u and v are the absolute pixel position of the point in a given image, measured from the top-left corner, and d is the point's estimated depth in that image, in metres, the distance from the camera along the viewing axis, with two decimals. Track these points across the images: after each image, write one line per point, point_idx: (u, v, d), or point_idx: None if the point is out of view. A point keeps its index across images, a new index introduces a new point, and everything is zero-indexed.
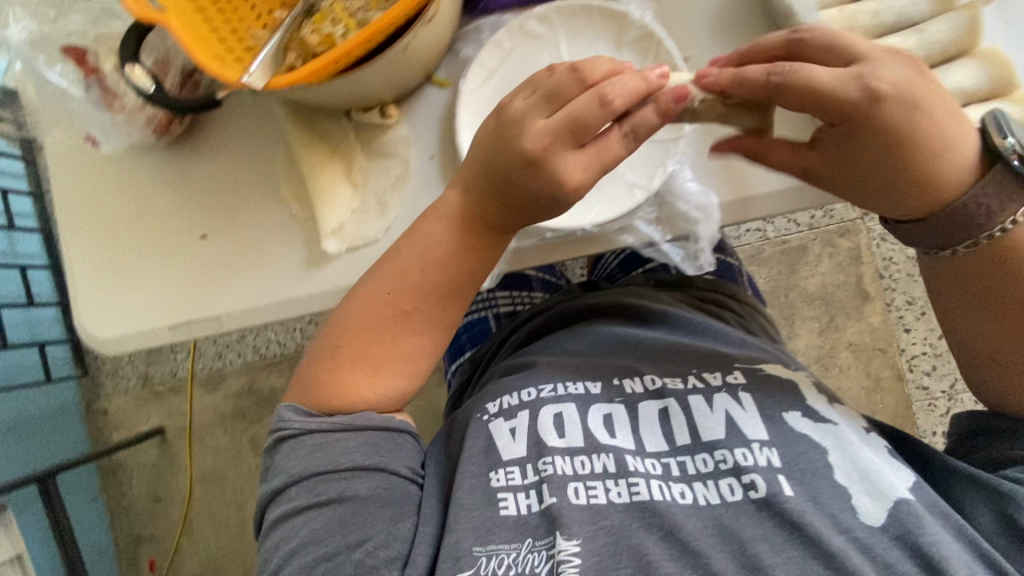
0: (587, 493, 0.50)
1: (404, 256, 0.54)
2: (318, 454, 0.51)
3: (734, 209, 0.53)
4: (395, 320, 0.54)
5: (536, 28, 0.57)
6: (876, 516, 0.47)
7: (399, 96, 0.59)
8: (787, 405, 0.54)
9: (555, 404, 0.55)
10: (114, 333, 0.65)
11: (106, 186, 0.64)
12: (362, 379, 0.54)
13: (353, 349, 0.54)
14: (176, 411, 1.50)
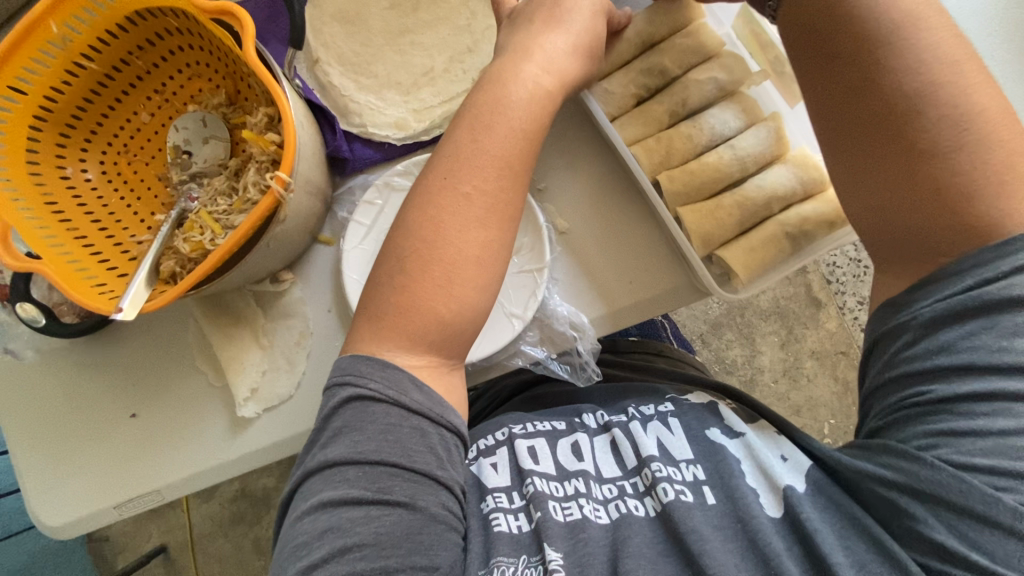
0: (564, 510, 0.50)
1: (469, 144, 0.49)
2: (361, 439, 0.44)
3: (606, 322, 0.57)
4: (457, 263, 0.48)
5: (402, 181, 0.61)
6: (778, 506, 0.48)
7: (290, 261, 0.63)
8: (706, 424, 0.56)
9: (526, 439, 0.57)
10: (63, 520, 0.67)
11: (42, 381, 0.69)
12: (437, 293, 0.47)
13: (421, 274, 0.47)
14: (176, 526, 1.56)
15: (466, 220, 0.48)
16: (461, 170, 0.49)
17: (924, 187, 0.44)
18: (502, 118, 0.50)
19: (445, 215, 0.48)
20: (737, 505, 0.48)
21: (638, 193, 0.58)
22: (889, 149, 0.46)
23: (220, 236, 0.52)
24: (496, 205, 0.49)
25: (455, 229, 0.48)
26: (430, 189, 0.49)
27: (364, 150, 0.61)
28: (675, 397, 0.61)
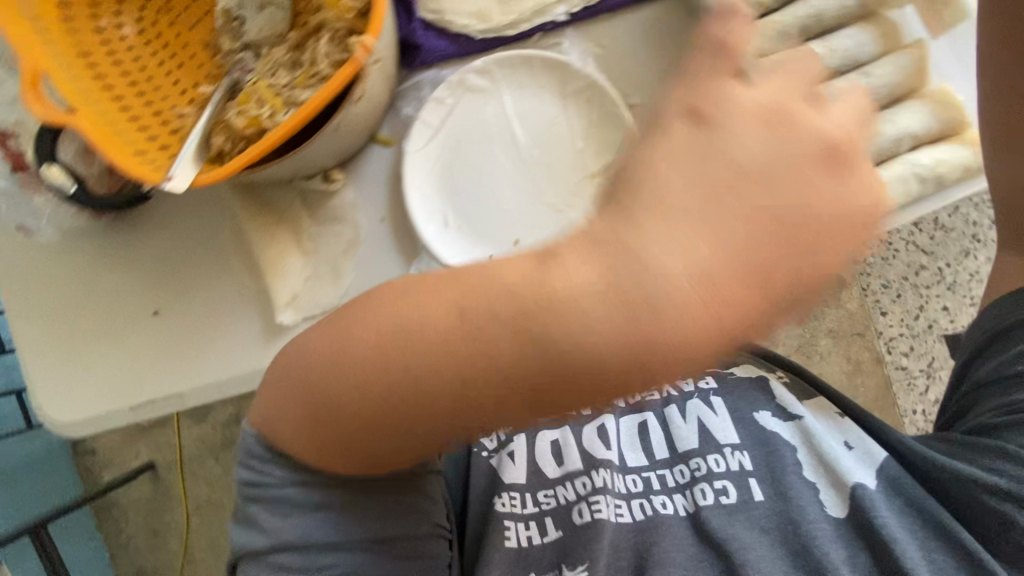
0: (590, 510, 0.56)
1: (354, 376, 0.31)
2: (315, 515, 0.38)
3: None
4: (383, 404, 0.31)
5: (479, 81, 0.54)
6: (840, 507, 0.54)
7: (342, 160, 0.57)
8: (755, 407, 0.63)
9: (551, 432, 0.62)
10: (72, 418, 0.63)
11: (50, 268, 0.62)
12: (384, 440, 0.33)
13: (345, 446, 0.34)
14: (165, 444, 1.52)
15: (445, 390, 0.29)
16: (406, 343, 0.29)
17: None
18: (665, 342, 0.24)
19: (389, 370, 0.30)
20: (785, 502, 0.55)
21: None
22: None
23: (280, 114, 0.46)
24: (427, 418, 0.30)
25: (425, 395, 0.29)
26: (416, 284, 0.30)
27: (437, 42, 0.55)
28: (719, 375, 0.66)
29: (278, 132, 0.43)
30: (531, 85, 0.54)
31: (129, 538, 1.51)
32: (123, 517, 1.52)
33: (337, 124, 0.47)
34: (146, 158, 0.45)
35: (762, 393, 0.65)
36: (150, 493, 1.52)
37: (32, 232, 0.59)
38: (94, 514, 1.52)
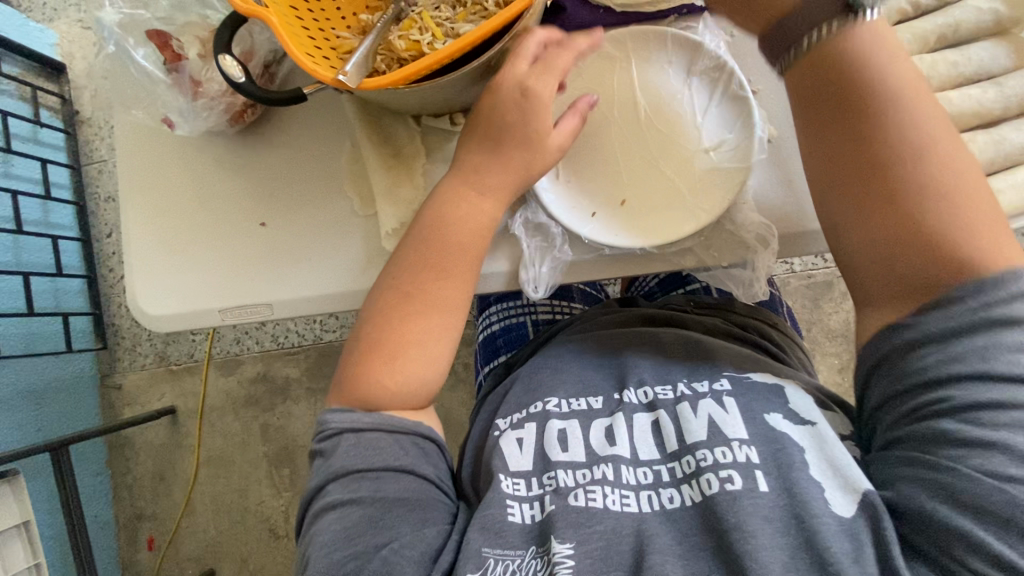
0: (586, 496, 0.50)
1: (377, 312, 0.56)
2: (352, 454, 0.51)
3: (789, 243, 0.55)
4: (446, 292, 0.55)
5: (609, 48, 0.58)
6: (846, 507, 0.44)
7: (468, 105, 0.61)
8: (767, 407, 0.51)
9: (560, 420, 0.56)
10: (164, 312, 0.65)
11: (172, 169, 0.66)
12: (381, 373, 0.54)
13: (381, 356, 0.55)
14: (188, 392, 1.45)
15: (431, 268, 0.55)
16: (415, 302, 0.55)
17: (875, 212, 0.46)
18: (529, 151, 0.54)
19: (411, 297, 0.55)
20: (794, 499, 0.45)
21: None
22: (863, 189, 0.46)
23: (439, 42, 0.51)
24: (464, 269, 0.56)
25: (450, 243, 0.55)
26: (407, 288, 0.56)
27: (578, 10, 0.58)
28: (734, 376, 0.55)
29: (445, 51, 0.46)
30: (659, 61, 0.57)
31: (137, 478, 1.46)
32: (136, 455, 1.47)
33: (492, 57, 0.50)
34: (317, 62, 0.49)
35: (777, 395, 0.53)
36: (165, 435, 1.46)
37: (174, 126, 0.63)
38: (108, 449, 1.47)
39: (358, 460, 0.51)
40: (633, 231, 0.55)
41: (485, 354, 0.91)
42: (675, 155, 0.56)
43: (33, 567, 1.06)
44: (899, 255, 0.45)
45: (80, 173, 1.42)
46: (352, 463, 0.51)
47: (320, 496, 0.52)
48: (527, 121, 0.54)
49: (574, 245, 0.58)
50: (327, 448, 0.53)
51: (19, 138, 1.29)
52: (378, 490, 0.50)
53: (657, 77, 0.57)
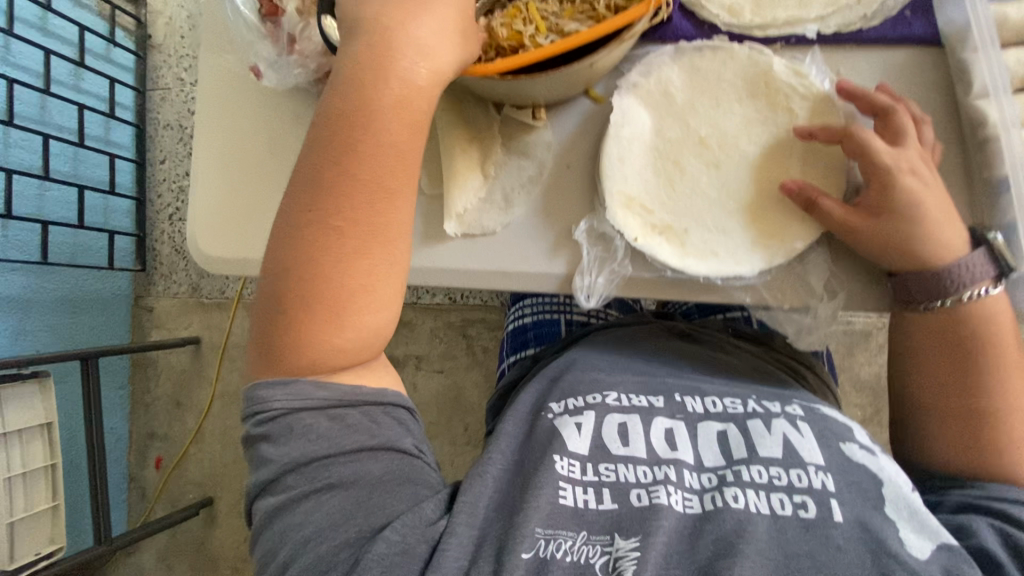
0: (650, 496, 0.49)
1: (303, 287, 0.46)
2: (313, 438, 0.46)
3: (859, 297, 0.54)
4: (381, 231, 0.48)
5: (705, 68, 0.56)
6: (922, 549, 0.44)
7: (552, 102, 0.60)
8: (841, 439, 0.53)
9: (620, 414, 0.56)
10: (221, 255, 0.67)
11: (253, 117, 0.67)
12: (325, 343, 0.47)
13: (312, 304, 0.46)
14: (215, 326, 1.49)
15: (348, 199, 0.46)
16: (319, 232, 0.46)
17: (949, 348, 0.53)
18: (380, 141, 0.47)
19: (325, 245, 0.46)
20: (869, 535, 0.44)
21: (973, 190, 0.51)
22: (933, 355, 0.54)
23: (542, 37, 0.50)
24: (395, 191, 0.48)
25: (376, 167, 0.47)
26: (329, 246, 0.46)
27: (682, 23, 0.57)
28: (805, 405, 0.57)
29: (551, 49, 0.46)
30: (758, 88, 0.55)
31: (154, 399, 1.52)
32: (157, 377, 1.52)
33: (594, 61, 0.49)
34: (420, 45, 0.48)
35: (846, 428, 0.54)
36: (187, 364, 1.50)
37: (261, 76, 0.63)
38: (131, 367, 1.52)
39: (322, 444, 0.46)
40: (701, 259, 0.54)
41: (515, 344, 0.91)
42: (757, 189, 0.54)
43: (48, 467, 1.12)
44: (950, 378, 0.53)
45: (144, 97, 1.45)
46: (313, 451, 0.45)
47: (277, 492, 0.46)
48: (386, 91, 0.47)
49: (635, 261, 0.57)
50: (276, 432, 0.46)
51: (94, 53, 1.32)
52: (358, 473, 0.46)
53: (754, 107, 0.55)
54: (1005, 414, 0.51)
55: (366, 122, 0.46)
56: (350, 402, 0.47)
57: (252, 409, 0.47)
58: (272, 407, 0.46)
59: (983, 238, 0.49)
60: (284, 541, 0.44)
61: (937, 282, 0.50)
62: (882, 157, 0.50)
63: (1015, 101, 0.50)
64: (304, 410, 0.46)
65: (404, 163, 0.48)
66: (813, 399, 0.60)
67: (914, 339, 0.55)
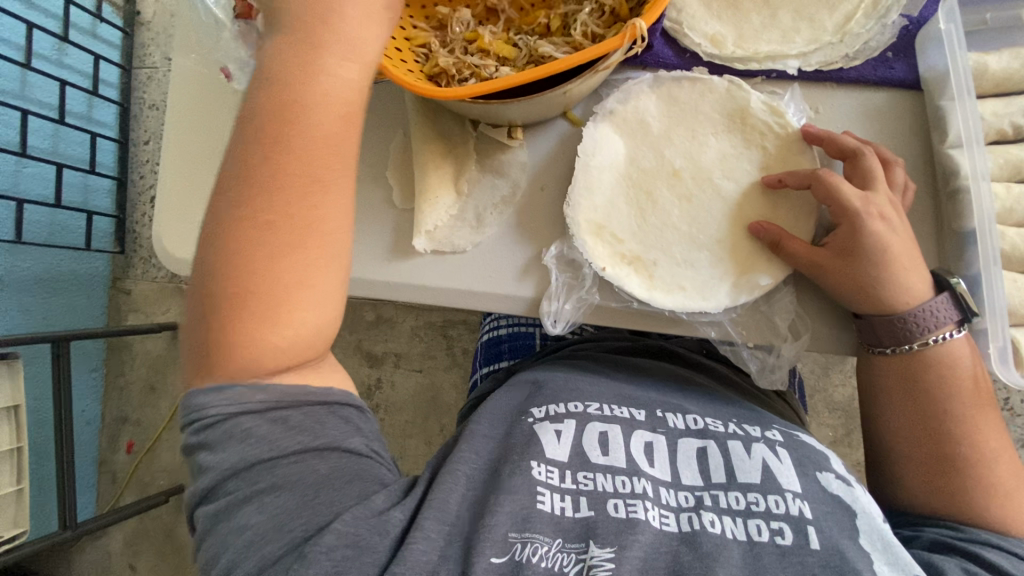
0: (627, 508, 0.47)
1: (264, 253, 0.42)
2: (252, 443, 0.43)
3: (824, 340, 0.53)
4: (316, 226, 0.43)
5: (683, 98, 0.56)
6: None
7: (530, 122, 0.59)
8: (819, 466, 0.51)
9: (601, 423, 0.55)
10: (187, 256, 0.65)
11: (222, 117, 0.66)
12: (270, 330, 0.43)
13: (249, 312, 0.42)
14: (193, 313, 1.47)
15: (277, 189, 0.42)
16: (256, 265, 0.42)
17: (917, 397, 0.50)
18: (305, 135, 0.42)
19: (261, 253, 0.42)
20: (845, 562, 0.43)
21: (942, 239, 0.51)
22: (902, 400, 0.51)
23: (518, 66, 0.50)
24: (332, 181, 0.44)
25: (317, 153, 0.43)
26: (271, 207, 0.42)
27: (664, 50, 0.56)
28: (785, 431, 0.57)
29: (525, 74, 0.44)
30: (736, 122, 0.55)
31: (128, 383, 1.50)
32: (131, 361, 1.50)
33: (568, 88, 0.48)
34: (394, 65, 0.48)
35: (822, 453, 0.53)
36: (162, 349, 1.48)
37: (230, 78, 0.64)
38: (106, 349, 1.50)
39: (263, 447, 0.43)
40: (668, 292, 0.54)
41: (489, 354, 0.90)
42: (727, 224, 0.54)
43: (13, 450, 1.10)
44: (922, 426, 0.51)
45: (130, 76, 1.41)
46: (254, 455, 0.42)
47: (218, 497, 0.43)
48: (299, 111, 0.42)
49: (603, 289, 0.56)
50: (213, 440, 0.43)
51: (79, 28, 1.28)
52: (304, 473, 0.43)
53: (730, 142, 0.55)
54: (975, 459, 0.49)
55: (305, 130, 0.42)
56: (294, 405, 0.44)
57: (189, 419, 0.44)
58: (208, 417, 0.43)
59: (946, 283, 0.48)
60: (227, 545, 0.42)
61: (901, 327, 0.48)
62: (853, 201, 0.48)
63: (988, 154, 0.49)
64: (243, 414, 0.43)
65: (333, 157, 0.44)
66: (793, 423, 0.60)
67: (878, 385, 0.52)
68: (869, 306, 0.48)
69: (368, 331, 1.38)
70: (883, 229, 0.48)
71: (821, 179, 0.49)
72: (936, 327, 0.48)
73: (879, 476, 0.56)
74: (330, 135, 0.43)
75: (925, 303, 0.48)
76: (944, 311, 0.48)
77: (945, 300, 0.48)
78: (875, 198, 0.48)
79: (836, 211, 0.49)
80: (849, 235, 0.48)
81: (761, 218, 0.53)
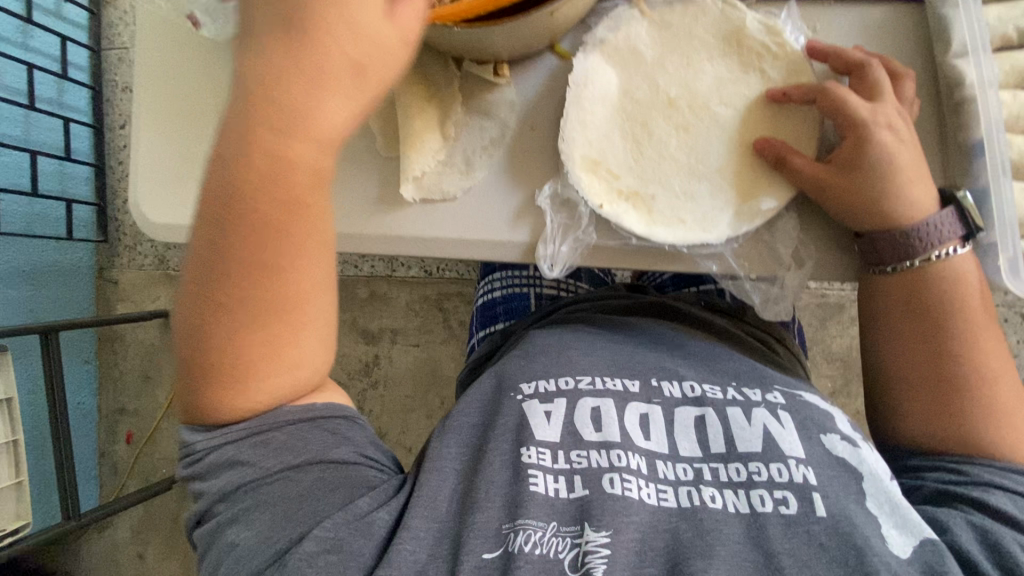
0: (622, 485, 0.46)
1: (230, 327, 0.42)
2: (238, 467, 0.45)
3: (829, 266, 0.52)
4: (295, 297, 0.42)
5: (675, 24, 0.53)
6: (904, 548, 0.42)
7: (515, 58, 0.56)
8: (823, 428, 0.50)
9: (593, 398, 0.52)
10: (170, 220, 0.62)
11: (194, 71, 0.62)
12: (247, 389, 0.44)
13: (224, 372, 0.43)
14: None
15: (241, 253, 0.41)
16: (225, 336, 0.42)
17: (920, 320, 0.49)
18: (266, 181, 0.40)
19: (235, 323, 0.42)
20: (851, 526, 0.42)
21: (948, 155, 0.50)
22: (911, 324, 0.50)
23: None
24: (302, 239, 0.42)
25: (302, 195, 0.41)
26: (226, 281, 0.41)
27: None
28: (786, 392, 0.54)
29: None
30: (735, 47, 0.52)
31: (122, 374, 1.47)
32: (125, 351, 1.47)
33: (553, 11, 0.46)
34: None
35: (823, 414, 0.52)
36: (155, 337, 1.45)
37: (201, 25, 0.58)
38: (98, 341, 1.47)
39: (247, 470, 0.45)
40: (668, 226, 0.52)
41: (483, 319, 0.89)
42: (729, 153, 0.52)
43: (8, 443, 1.08)
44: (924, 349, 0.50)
45: (101, 58, 1.35)
46: (239, 477, 0.45)
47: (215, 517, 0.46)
48: (266, 156, 0.40)
49: (601, 229, 0.54)
50: (205, 469, 0.46)
51: (43, 9, 1.22)
52: (288, 489, 0.45)
53: (727, 66, 0.52)
54: (976, 378, 0.48)
55: (246, 197, 0.40)
56: (276, 427, 0.46)
57: (185, 452, 0.47)
58: (198, 449, 0.46)
59: (953, 197, 0.47)
60: (220, 562, 0.44)
61: (903, 242, 0.47)
62: (859, 110, 0.47)
63: (994, 62, 0.48)
64: (225, 444, 0.45)
65: (302, 240, 0.42)
66: (795, 384, 0.57)
67: (878, 309, 0.51)
68: (869, 220, 0.48)
69: (363, 308, 1.36)
70: (888, 139, 0.46)
71: (828, 90, 0.48)
72: (935, 245, 0.47)
73: (876, 401, 0.55)
74: (295, 179, 0.41)
75: (926, 219, 0.47)
76: (950, 222, 0.47)
77: (949, 214, 0.47)
78: (881, 110, 0.47)
79: (844, 122, 0.48)
80: (852, 147, 0.47)
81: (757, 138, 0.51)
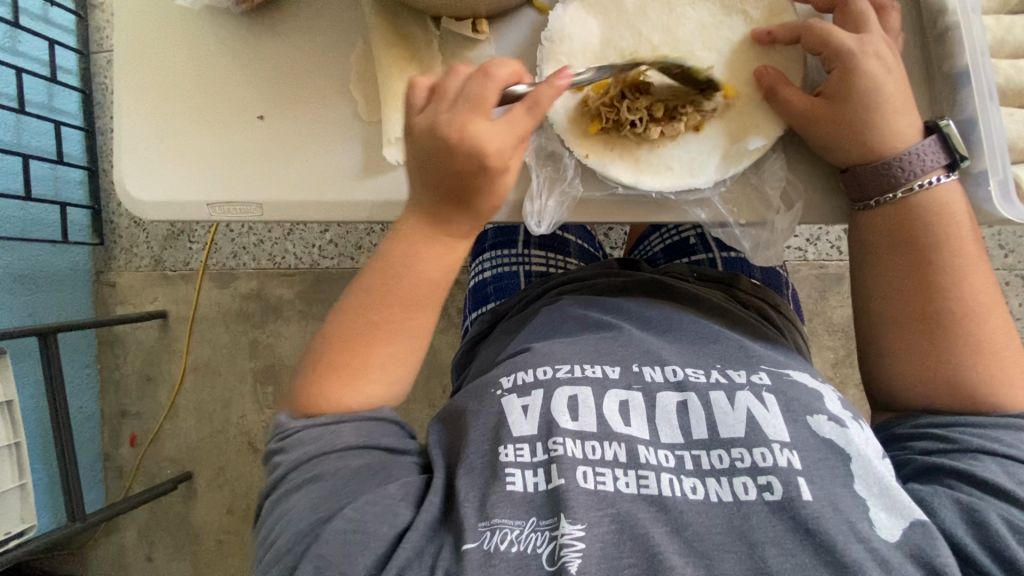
0: (596, 478, 0.45)
1: (357, 339, 0.51)
2: (313, 442, 0.48)
3: (816, 208, 0.52)
4: (400, 333, 0.52)
5: None
6: (892, 532, 0.41)
7: (494, 13, 0.56)
8: (808, 409, 0.48)
9: (570, 386, 0.51)
10: (154, 200, 0.61)
11: (175, 46, 0.62)
12: (348, 384, 0.51)
13: (335, 371, 0.51)
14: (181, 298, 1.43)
15: (383, 304, 0.52)
16: (353, 344, 0.51)
17: (904, 253, 0.49)
18: (411, 279, 0.52)
19: (358, 339, 0.52)
20: (839, 514, 0.42)
21: (932, 86, 0.50)
22: (896, 257, 0.50)
23: None
24: (423, 304, 0.53)
25: (399, 261, 0.52)
26: (376, 326, 0.52)
27: None
28: (773, 372, 0.52)
29: None
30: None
31: (123, 377, 1.46)
32: (123, 354, 1.46)
33: None
34: None
35: (812, 394, 0.50)
36: (155, 338, 1.44)
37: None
38: (97, 344, 1.46)
39: (315, 446, 0.48)
40: (656, 175, 0.51)
41: (476, 300, 0.88)
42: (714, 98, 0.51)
43: (10, 447, 1.07)
44: (910, 281, 0.49)
45: (90, 61, 1.34)
46: (313, 448, 0.48)
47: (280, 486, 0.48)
48: (409, 262, 0.52)
49: (586, 180, 0.54)
50: (286, 442, 0.49)
51: (30, 13, 1.22)
52: (344, 469, 0.47)
53: (709, 10, 0.52)
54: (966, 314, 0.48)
55: (395, 283, 0.52)
56: (351, 416, 0.50)
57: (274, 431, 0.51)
58: (289, 428, 0.50)
59: (935, 126, 0.48)
60: (275, 529, 0.46)
61: (884, 173, 0.48)
62: (844, 41, 0.47)
63: None
64: (312, 425, 0.49)
65: (418, 308, 0.53)
66: (782, 361, 0.55)
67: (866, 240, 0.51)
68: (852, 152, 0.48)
69: None
70: (871, 68, 0.46)
71: (809, 25, 0.48)
72: (918, 173, 0.47)
73: (865, 348, 0.53)
74: (435, 270, 0.53)
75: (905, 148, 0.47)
76: (932, 147, 0.47)
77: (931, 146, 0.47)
78: (863, 40, 0.47)
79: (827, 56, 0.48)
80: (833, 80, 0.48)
81: (726, 83, 0.52)
